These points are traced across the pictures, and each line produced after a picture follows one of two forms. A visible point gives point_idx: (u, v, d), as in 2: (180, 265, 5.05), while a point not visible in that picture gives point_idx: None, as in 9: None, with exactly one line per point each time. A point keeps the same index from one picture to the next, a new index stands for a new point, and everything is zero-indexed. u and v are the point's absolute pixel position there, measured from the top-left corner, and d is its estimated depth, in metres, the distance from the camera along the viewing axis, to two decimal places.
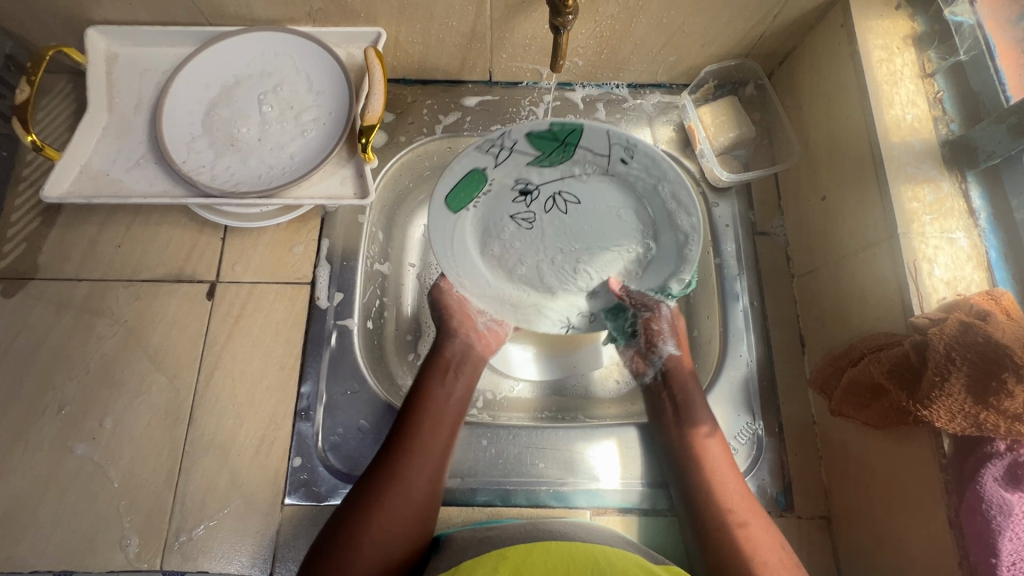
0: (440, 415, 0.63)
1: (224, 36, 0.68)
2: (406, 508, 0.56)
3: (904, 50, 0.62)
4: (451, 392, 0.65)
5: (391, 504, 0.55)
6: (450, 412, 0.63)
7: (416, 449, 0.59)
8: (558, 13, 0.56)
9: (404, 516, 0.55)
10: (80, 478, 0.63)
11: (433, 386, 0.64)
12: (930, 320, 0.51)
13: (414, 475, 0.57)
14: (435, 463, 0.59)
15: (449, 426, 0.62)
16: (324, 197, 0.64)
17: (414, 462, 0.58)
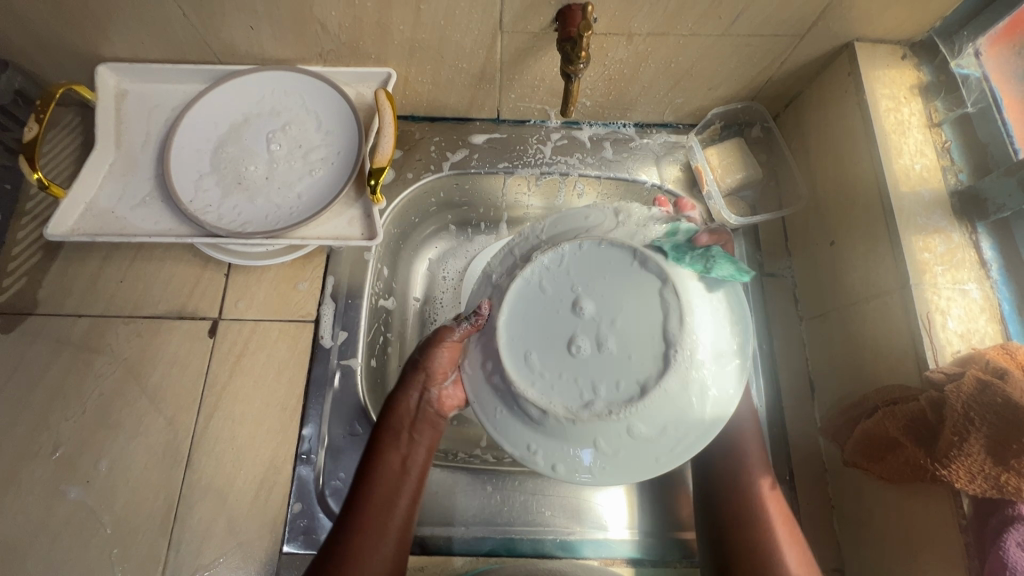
0: (399, 472, 0.59)
1: (234, 74, 0.68)
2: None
3: (911, 100, 0.63)
4: (414, 448, 0.61)
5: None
6: (410, 468, 0.60)
7: (378, 511, 0.57)
8: (570, 61, 0.57)
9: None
10: (73, 524, 0.61)
11: (392, 444, 0.60)
12: (945, 376, 0.51)
13: (377, 543, 0.55)
14: (400, 528, 0.57)
15: (412, 483, 0.59)
16: (331, 237, 0.64)
17: (374, 532, 0.55)
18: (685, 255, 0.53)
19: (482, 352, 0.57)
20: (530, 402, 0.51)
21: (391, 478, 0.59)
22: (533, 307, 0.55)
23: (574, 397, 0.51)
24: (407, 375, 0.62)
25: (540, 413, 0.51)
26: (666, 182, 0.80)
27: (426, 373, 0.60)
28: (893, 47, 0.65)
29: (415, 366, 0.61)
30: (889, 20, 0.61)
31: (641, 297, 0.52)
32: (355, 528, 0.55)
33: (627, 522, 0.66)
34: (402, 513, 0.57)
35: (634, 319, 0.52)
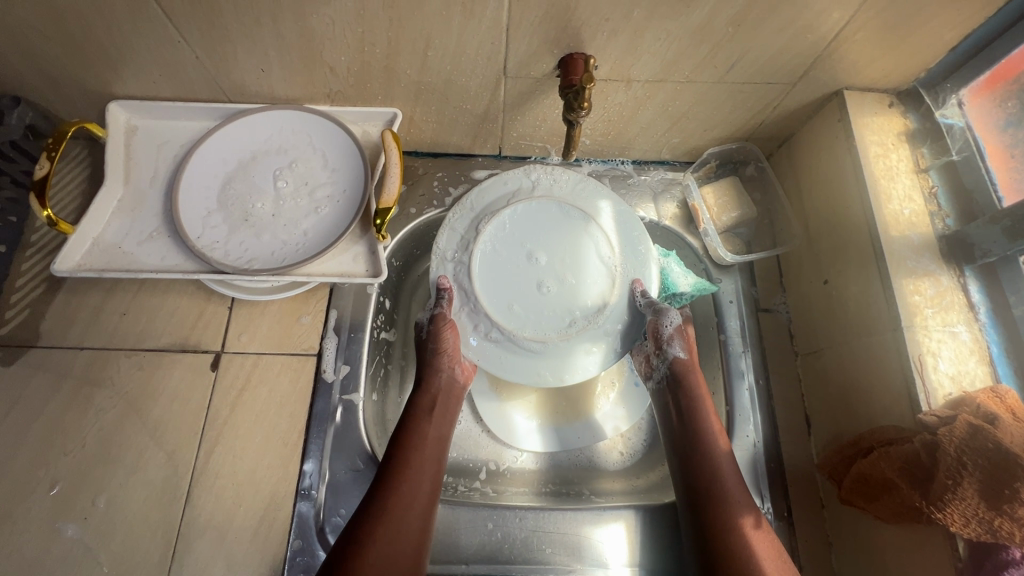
0: (432, 444, 0.64)
1: (243, 113, 0.69)
2: (405, 536, 0.56)
3: (898, 147, 0.66)
4: (441, 423, 0.66)
5: (389, 531, 0.56)
6: (439, 438, 0.65)
7: (411, 475, 0.60)
8: (571, 110, 0.59)
9: (406, 539, 0.56)
10: (69, 562, 0.61)
11: (423, 418, 0.65)
12: (938, 419, 0.52)
13: (411, 499, 0.58)
14: (429, 486, 0.60)
15: (439, 452, 0.64)
16: (336, 274, 0.65)
17: (408, 487, 0.59)
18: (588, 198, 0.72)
19: (470, 312, 0.69)
20: (529, 339, 0.68)
21: (422, 447, 0.63)
22: (494, 265, 0.70)
23: (555, 323, 0.68)
24: (425, 359, 0.69)
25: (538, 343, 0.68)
26: (663, 218, 0.82)
27: (447, 355, 0.68)
28: (880, 95, 0.68)
29: (432, 352, 0.68)
30: (876, 70, 0.64)
31: (568, 233, 0.71)
32: (389, 485, 0.58)
33: (627, 559, 0.66)
34: (430, 474, 0.61)
35: (569, 250, 0.70)
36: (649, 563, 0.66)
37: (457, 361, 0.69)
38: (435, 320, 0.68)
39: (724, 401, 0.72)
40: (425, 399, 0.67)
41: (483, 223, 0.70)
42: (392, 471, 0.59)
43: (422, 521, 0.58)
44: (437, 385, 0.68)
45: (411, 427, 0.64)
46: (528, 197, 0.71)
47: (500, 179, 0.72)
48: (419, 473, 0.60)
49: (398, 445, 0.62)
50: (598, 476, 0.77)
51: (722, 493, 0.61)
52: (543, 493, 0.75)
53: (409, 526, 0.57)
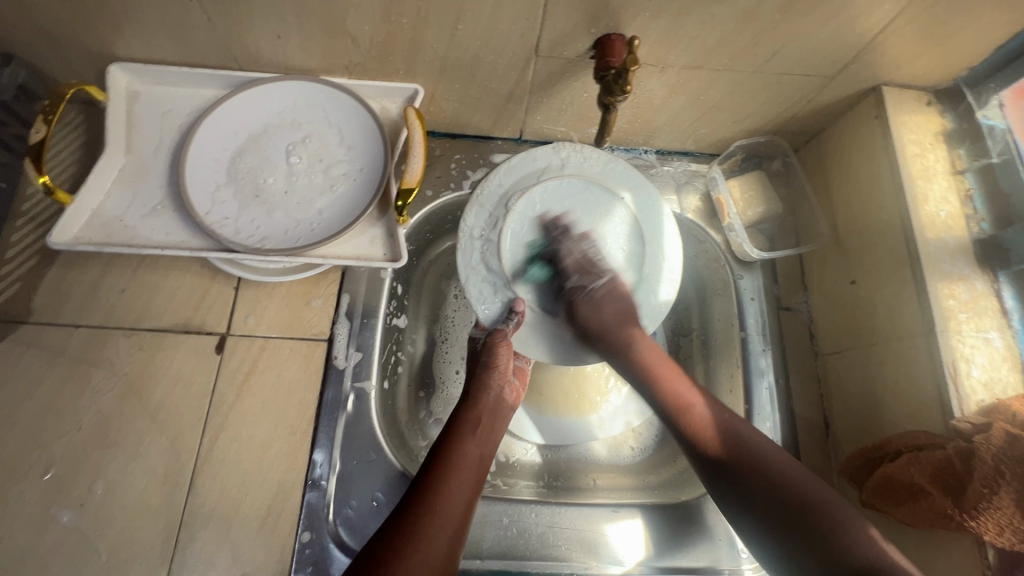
0: (474, 464, 0.59)
1: (255, 82, 0.65)
2: (431, 564, 0.49)
3: (936, 146, 0.64)
4: (483, 443, 0.61)
5: (417, 557, 0.49)
6: (481, 458, 0.60)
7: (448, 496, 0.54)
8: (611, 93, 0.57)
9: (432, 567, 0.49)
10: (64, 550, 0.58)
11: (466, 435, 0.61)
12: (971, 426, 0.51)
13: (443, 522, 0.52)
14: (463, 511, 0.54)
15: (478, 474, 0.59)
16: (353, 257, 0.62)
17: (442, 508, 0.53)
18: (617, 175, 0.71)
19: (495, 289, 0.68)
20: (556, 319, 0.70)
21: (461, 468, 0.57)
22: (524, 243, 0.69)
23: None
24: (476, 374, 0.66)
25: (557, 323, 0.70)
26: (686, 211, 0.79)
27: (498, 371, 0.65)
28: (919, 93, 0.66)
29: (484, 366, 0.66)
30: (919, 66, 0.62)
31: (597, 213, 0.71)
32: (424, 504, 0.53)
33: (645, 554, 0.65)
34: (466, 498, 0.55)
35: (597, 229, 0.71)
36: (669, 559, 0.65)
37: (507, 380, 0.66)
38: (493, 335, 0.66)
39: (742, 399, 0.71)
40: (469, 417, 0.63)
41: (511, 199, 0.69)
42: (427, 490, 0.54)
43: (450, 550, 0.51)
44: (485, 402, 0.64)
45: (452, 446, 0.59)
46: (558, 175, 0.70)
47: (529, 154, 0.70)
48: (455, 495, 0.55)
49: (437, 463, 0.57)
50: (609, 470, 0.76)
51: (693, 413, 0.59)
52: (554, 485, 0.74)
53: (436, 552, 0.50)
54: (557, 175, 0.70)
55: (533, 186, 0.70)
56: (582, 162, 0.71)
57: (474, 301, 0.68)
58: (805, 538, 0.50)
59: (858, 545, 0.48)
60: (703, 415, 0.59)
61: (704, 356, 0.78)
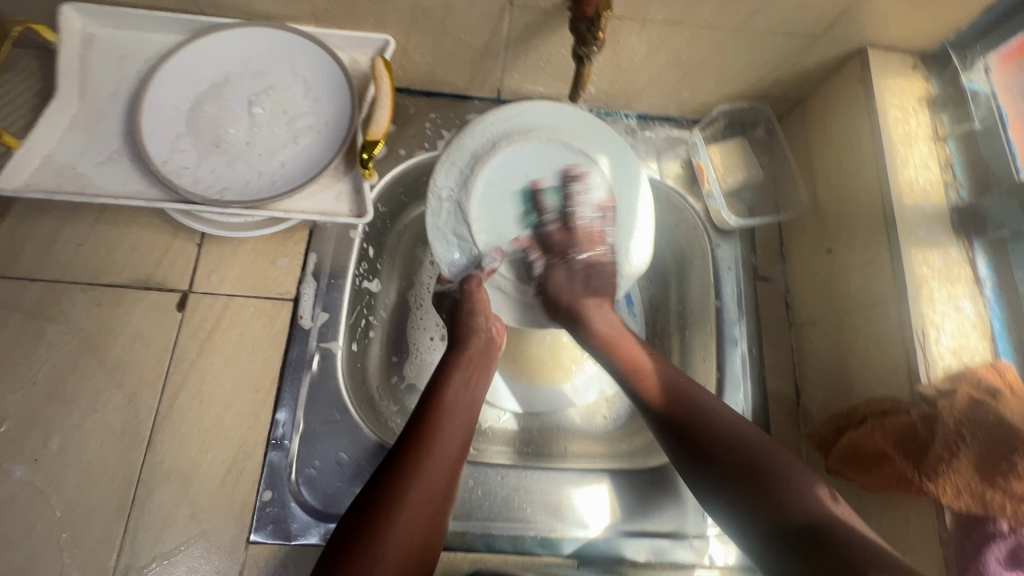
0: (464, 408, 0.59)
1: (216, 27, 0.62)
2: (433, 503, 0.51)
3: (919, 112, 0.63)
4: (475, 386, 0.62)
5: (417, 497, 0.51)
6: (473, 402, 0.60)
7: (442, 438, 0.55)
8: (586, 43, 0.54)
9: (431, 506, 0.51)
10: (17, 506, 0.56)
11: (455, 381, 0.61)
12: (936, 391, 0.51)
13: (440, 463, 0.53)
14: (457, 454, 0.55)
15: (470, 417, 0.59)
16: (317, 212, 0.60)
17: (438, 451, 0.54)
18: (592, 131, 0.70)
19: (464, 247, 0.68)
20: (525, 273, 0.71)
21: (454, 413, 0.58)
22: (494, 201, 0.69)
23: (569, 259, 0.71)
24: (460, 321, 0.66)
25: (521, 284, 0.71)
26: (665, 177, 0.78)
27: (484, 315, 0.66)
28: (904, 56, 0.64)
29: (467, 313, 0.66)
30: (904, 28, 0.60)
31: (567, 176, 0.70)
32: (418, 449, 0.54)
33: (610, 520, 0.65)
34: (458, 441, 0.56)
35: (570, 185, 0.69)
36: (633, 526, 0.65)
37: (492, 321, 0.67)
38: (465, 282, 0.67)
39: (714, 366, 0.71)
40: (460, 361, 0.63)
41: (479, 159, 0.69)
42: (423, 434, 0.55)
43: (446, 489, 0.53)
44: (477, 343, 0.64)
45: (443, 393, 0.59)
46: (529, 133, 0.69)
47: (496, 116, 0.69)
48: (448, 438, 0.55)
49: (428, 409, 0.58)
50: (582, 437, 0.76)
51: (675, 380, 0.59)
52: (524, 452, 0.73)
53: (434, 492, 0.52)
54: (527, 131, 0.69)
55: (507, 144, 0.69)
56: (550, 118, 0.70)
57: (440, 256, 0.68)
58: (766, 510, 0.50)
59: (812, 504, 0.49)
60: (703, 393, 0.58)
61: (679, 327, 0.77)
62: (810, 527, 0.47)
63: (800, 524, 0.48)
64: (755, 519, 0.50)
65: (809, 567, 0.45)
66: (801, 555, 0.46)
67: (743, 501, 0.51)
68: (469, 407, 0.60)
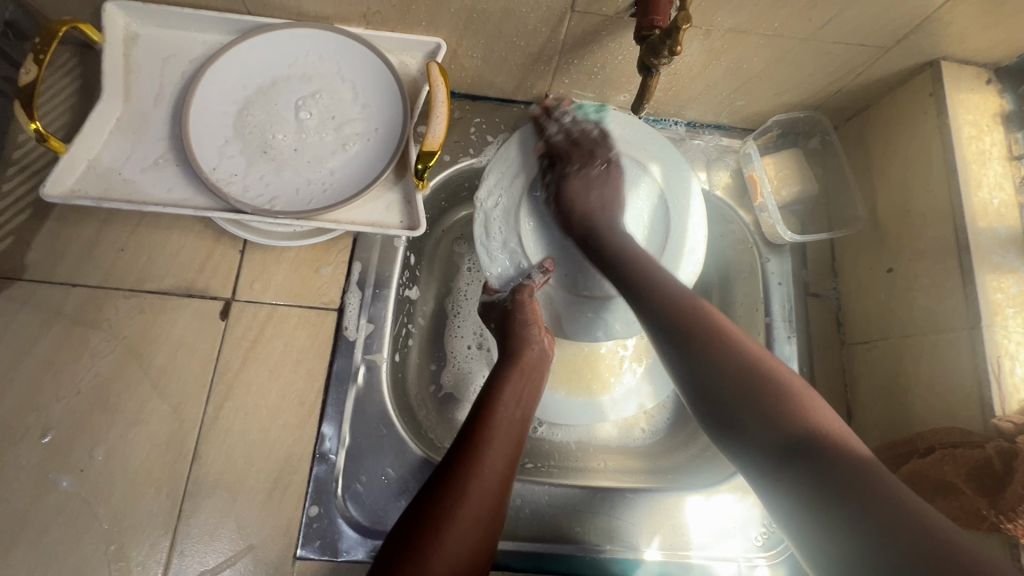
0: (515, 425, 0.56)
1: (265, 28, 0.60)
2: (477, 525, 0.48)
3: (993, 129, 0.60)
4: (525, 401, 0.59)
5: (463, 519, 0.48)
6: (522, 418, 0.57)
7: (491, 457, 0.52)
8: (655, 55, 0.51)
9: (477, 530, 0.48)
10: (63, 516, 0.56)
11: (504, 396, 0.57)
12: (1014, 426, 0.50)
13: (488, 484, 0.51)
14: (505, 473, 0.52)
15: (519, 436, 0.56)
16: (367, 223, 0.58)
17: (487, 470, 0.51)
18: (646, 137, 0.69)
19: (512, 254, 0.68)
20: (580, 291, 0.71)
21: (504, 430, 0.55)
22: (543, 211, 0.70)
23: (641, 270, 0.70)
24: (512, 331, 0.63)
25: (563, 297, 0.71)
26: (715, 188, 0.75)
27: (534, 325, 0.63)
28: (978, 70, 0.62)
29: (519, 324, 0.63)
30: (983, 40, 0.58)
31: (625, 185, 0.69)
32: (467, 467, 0.51)
33: (657, 540, 0.64)
34: (507, 460, 0.53)
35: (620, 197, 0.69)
36: (680, 546, 0.64)
37: (544, 332, 0.65)
38: (516, 292, 0.64)
39: None
40: (512, 370, 0.60)
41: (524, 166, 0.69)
42: (472, 451, 0.52)
43: (492, 513, 0.50)
44: (529, 356, 0.61)
45: (492, 406, 0.56)
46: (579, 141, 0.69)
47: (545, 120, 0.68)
48: (497, 456, 0.53)
49: (477, 425, 0.54)
50: (623, 451, 0.75)
51: (706, 319, 0.53)
52: (564, 467, 0.72)
53: (480, 513, 0.49)
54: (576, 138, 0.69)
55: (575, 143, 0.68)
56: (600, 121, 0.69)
57: (486, 260, 0.67)
58: (777, 435, 0.45)
59: (814, 426, 0.44)
60: (715, 323, 0.52)
61: None
62: (809, 440, 0.43)
63: (793, 447, 0.44)
64: (766, 451, 0.45)
65: (808, 472, 0.42)
66: (801, 467, 0.43)
67: (747, 429, 0.47)
68: (519, 426, 0.56)
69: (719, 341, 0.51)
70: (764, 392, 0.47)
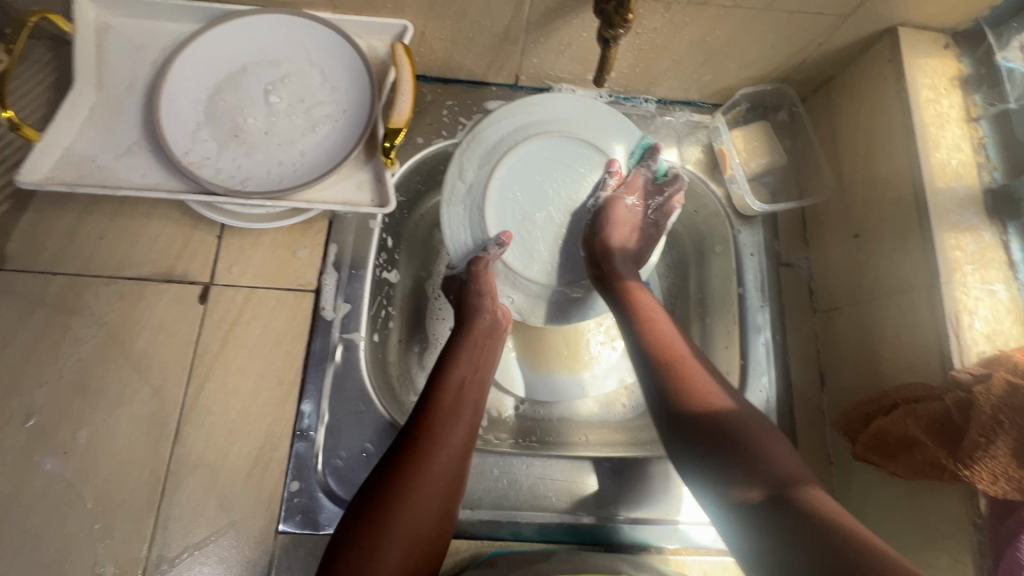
0: (474, 388, 0.58)
1: (233, 14, 0.61)
2: (441, 486, 0.50)
3: (951, 91, 0.61)
4: (482, 367, 0.60)
5: (424, 484, 0.49)
6: (480, 381, 0.59)
7: (452, 421, 0.54)
8: (611, 26, 0.52)
9: (439, 493, 0.50)
10: (49, 497, 0.57)
11: (462, 359, 0.59)
12: (971, 376, 0.50)
13: (448, 449, 0.52)
14: (467, 435, 0.54)
15: (478, 398, 0.58)
16: (338, 202, 0.59)
17: (445, 436, 0.53)
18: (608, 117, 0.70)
19: (474, 235, 0.67)
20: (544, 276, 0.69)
21: (462, 394, 0.56)
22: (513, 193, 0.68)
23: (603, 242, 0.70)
24: (466, 301, 0.64)
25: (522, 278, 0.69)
26: (687, 163, 0.77)
27: (489, 295, 0.64)
28: (936, 35, 0.63)
29: (473, 293, 0.64)
30: (937, 5, 0.59)
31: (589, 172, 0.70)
32: (427, 433, 0.52)
33: (636, 507, 0.65)
34: (468, 422, 0.55)
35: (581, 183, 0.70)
36: (659, 513, 0.65)
37: (498, 303, 0.65)
38: (473, 264, 0.65)
39: (737, 354, 0.70)
40: (466, 343, 0.61)
41: (488, 147, 0.68)
42: (428, 419, 0.53)
43: (456, 472, 0.52)
44: (482, 323, 0.63)
45: (446, 375, 0.57)
46: (545, 128, 0.68)
47: (511, 108, 0.68)
48: (454, 422, 0.54)
49: (433, 395, 0.56)
50: (604, 425, 0.76)
51: (677, 363, 0.57)
52: (546, 441, 0.73)
53: (446, 474, 0.51)
54: (537, 120, 0.69)
55: (535, 134, 0.68)
56: (557, 104, 0.69)
57: (450, 243, 0.67)
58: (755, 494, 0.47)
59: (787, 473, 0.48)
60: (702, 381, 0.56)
61: (701, 315, 0.76)
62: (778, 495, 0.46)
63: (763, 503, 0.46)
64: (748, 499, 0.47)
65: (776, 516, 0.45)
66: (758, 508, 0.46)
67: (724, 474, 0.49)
68: (478, 389, 0.58)
69: (691, 393, 0.54)
70: (733, 446, 0.50)
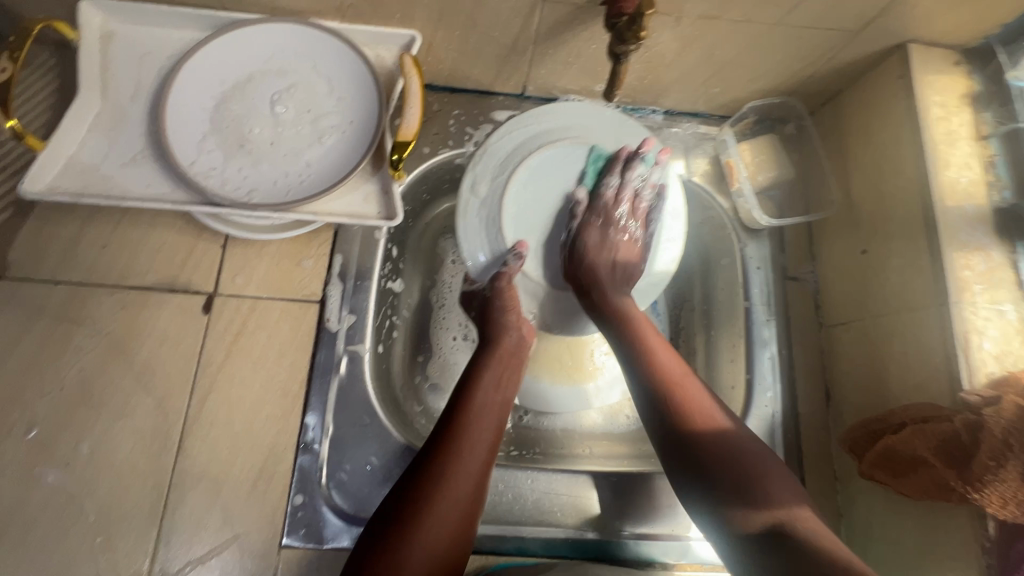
0: (496, 409, 0.57)
1: (240, 23, 0.60)
2: (456, 509, 0.50)
3: (961, 109, 0.61)
4: (504, 386, 0.60)
5: (444, 500, 0.50)
6: (502, 402, 0.58)
7: (470, 442, 0.53)
8: (623, 41, 0.52)
9: (457, 510, 0.50)
10: (49, 510, 0.57)
11: (487, 379, 0.59)
12: (981, 399, 0.50)
13: (469, 465, 0.52)
14: (486, 457, 0.54)
15: (500, 420, 0.57)
16: (345, 214, 0.58)
17: (467, 452, 0.53)
18: (620, 126, 0.69)
19: (492, 245, 0.67)
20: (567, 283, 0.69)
21: (483, 415, 0.56)
22: (529, 203, 0.68)
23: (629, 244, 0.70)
24: (490, 318, 0.65)
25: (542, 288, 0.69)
26: (693, 174, 0.76)
27: (514, 312, 0.65)
28: (947, 52, 0.63)
29: (498, 309, 0.64)
30: (949, 22, 0.58)
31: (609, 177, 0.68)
32: (445, 454, 0.52)
33: (641, 523, 0.64)
34: (487, 444, 0.54)
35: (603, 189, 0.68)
36: (665, 529, 0.64)
37: (523, 320, 0.66)
38: (496, 280, 0.65)
39: (743, 367, 0.70)
40: (490, 360, 0.61)
41: (502, 158, 0.67)
42: (447, 440, 0.53)
43: (473, 495, 0.51)
44: (508, 343, 0.63)
45: (472, 392, 0.57)
46: (558, 137, 0.68)
47: (522, 119, 0.68)
48: (476, 439, 0.54)
49: (457, 412, 0.55)
50: (608, 439, 0.76)
51: (672, 381, 0.57)
52: (550, 454, 0.73)
53: (461, 496, 0.50)
54: (549, 130, 0.68)
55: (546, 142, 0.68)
56: (568, 114, 0.69)
57: (468, 254, 0.67)
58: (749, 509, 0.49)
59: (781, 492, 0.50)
60: (693, 394, 0.56)
61: (705, 328, 0.76)
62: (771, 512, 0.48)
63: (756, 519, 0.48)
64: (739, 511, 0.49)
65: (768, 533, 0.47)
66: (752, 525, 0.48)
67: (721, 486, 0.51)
68: (500, 411, 0.58)
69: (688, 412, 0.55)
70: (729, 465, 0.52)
